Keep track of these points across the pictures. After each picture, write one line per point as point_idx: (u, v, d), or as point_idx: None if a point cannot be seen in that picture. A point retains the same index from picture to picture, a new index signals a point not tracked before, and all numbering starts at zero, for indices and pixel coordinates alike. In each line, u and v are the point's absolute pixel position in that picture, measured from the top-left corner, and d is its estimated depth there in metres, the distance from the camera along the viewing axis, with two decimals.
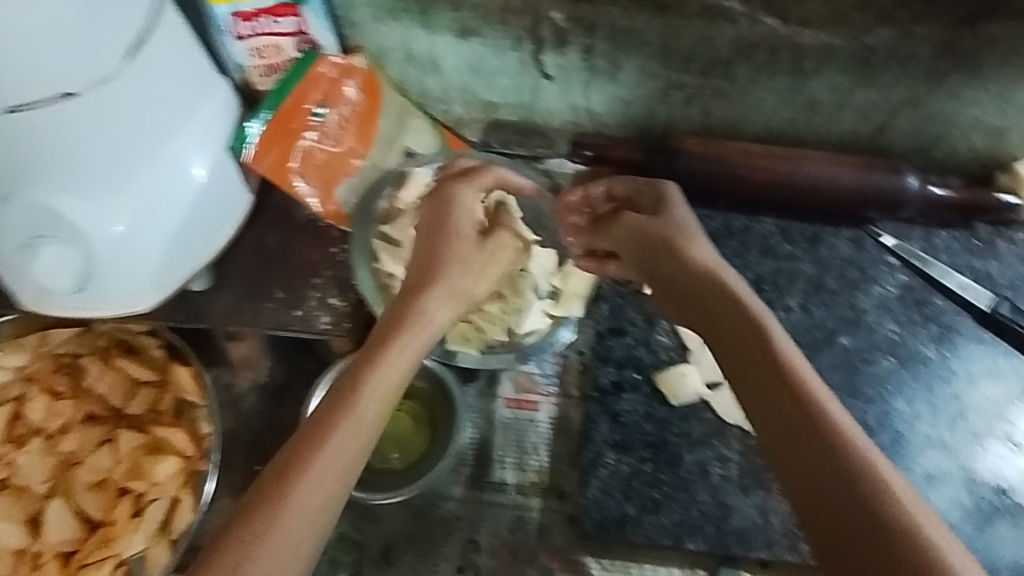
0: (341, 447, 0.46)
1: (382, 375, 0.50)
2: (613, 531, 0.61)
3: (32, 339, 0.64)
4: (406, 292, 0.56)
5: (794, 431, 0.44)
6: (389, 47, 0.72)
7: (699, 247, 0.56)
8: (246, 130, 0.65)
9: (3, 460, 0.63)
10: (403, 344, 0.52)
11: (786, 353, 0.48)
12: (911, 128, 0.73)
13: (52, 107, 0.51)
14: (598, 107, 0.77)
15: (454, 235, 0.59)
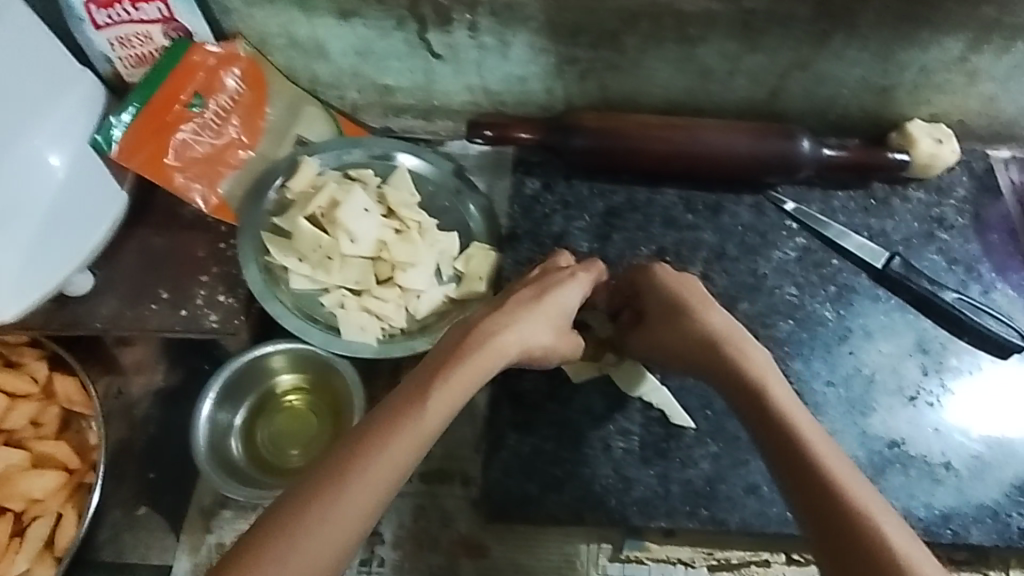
0: (382, 469, 0.44)
1: (448, 392, 0.48)
2: (514, 512, 0.61)
3: None
4: (492, 318, 0.54)
5: (791, 463, 0.45)
6: (270, 34, 0.70)
7: (714, 309, 0.56)
8: (111, 126, 0.63)
9: None
10: (480, 364, 0.51)
11: (780, 400, 0.49)
12: (803, 91, 0.74)
13: None
14: (494, 86, 0.76)
15: (551, 296, 0.57)
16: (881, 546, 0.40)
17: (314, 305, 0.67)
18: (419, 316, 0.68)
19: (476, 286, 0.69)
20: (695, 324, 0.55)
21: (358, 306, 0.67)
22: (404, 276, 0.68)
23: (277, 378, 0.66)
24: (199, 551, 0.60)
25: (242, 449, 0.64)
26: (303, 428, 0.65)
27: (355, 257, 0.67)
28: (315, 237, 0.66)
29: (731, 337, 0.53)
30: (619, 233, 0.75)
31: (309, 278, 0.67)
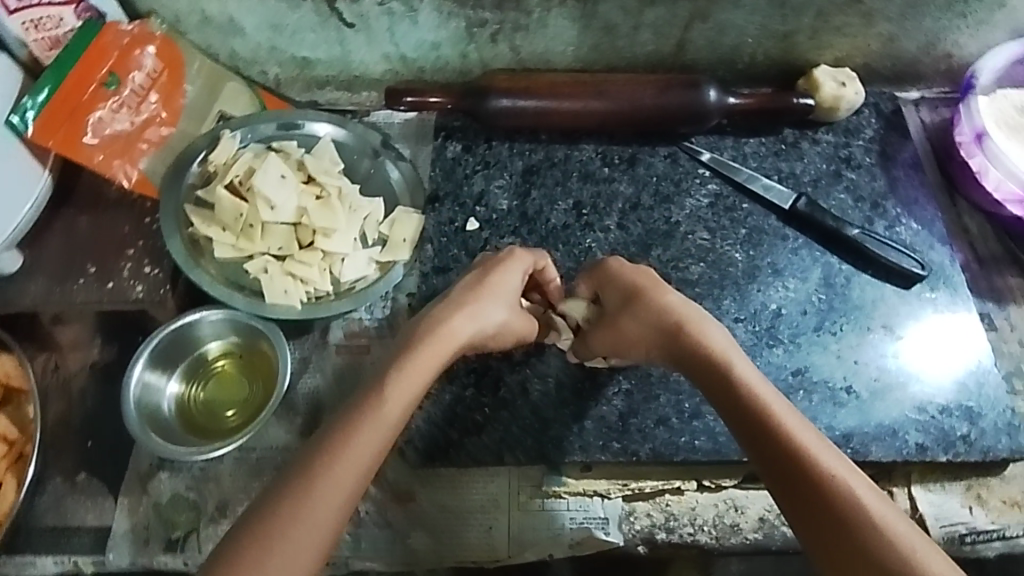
0: (350, 466, 0.47)
1: (411, 377, 0.52)
2: (437, 456, 0.63)
3: None
4: (439, 309, 0.58)
5: (760, 437, 0.49)
6: (183, 11, 0.72)
7: (672, 293, 0.59)
8: (26, 107, 0.65)
9: None
10: (439, 351, 0.54)
11: (743, 377, 0.52)
12: (707, 41, 0.77)
13: None
14: (409, 53, 0.78)
15: (497, 282, 0.61)
16: (853, 511, 0.45)
17: (240, 272, 0.69)
18: (343, 280, 0.70)
19: (400, 248, 0.72)
20: (655, 310, 0.58)
21: (280, 271, 0.69)
22: (325, 241, 0.70)
23: (206, 347, 0.69)
24: (137, 511, 0.62)
25: (175, 412, 0.66)
26: (237, 391, 0.68)
27: (276, 224, 0.69)
28: (235, 206, 0.69)
29: (691, 319, 0.57)
30: (538, 190, 0.76)
31: (233, 246, 0.69)
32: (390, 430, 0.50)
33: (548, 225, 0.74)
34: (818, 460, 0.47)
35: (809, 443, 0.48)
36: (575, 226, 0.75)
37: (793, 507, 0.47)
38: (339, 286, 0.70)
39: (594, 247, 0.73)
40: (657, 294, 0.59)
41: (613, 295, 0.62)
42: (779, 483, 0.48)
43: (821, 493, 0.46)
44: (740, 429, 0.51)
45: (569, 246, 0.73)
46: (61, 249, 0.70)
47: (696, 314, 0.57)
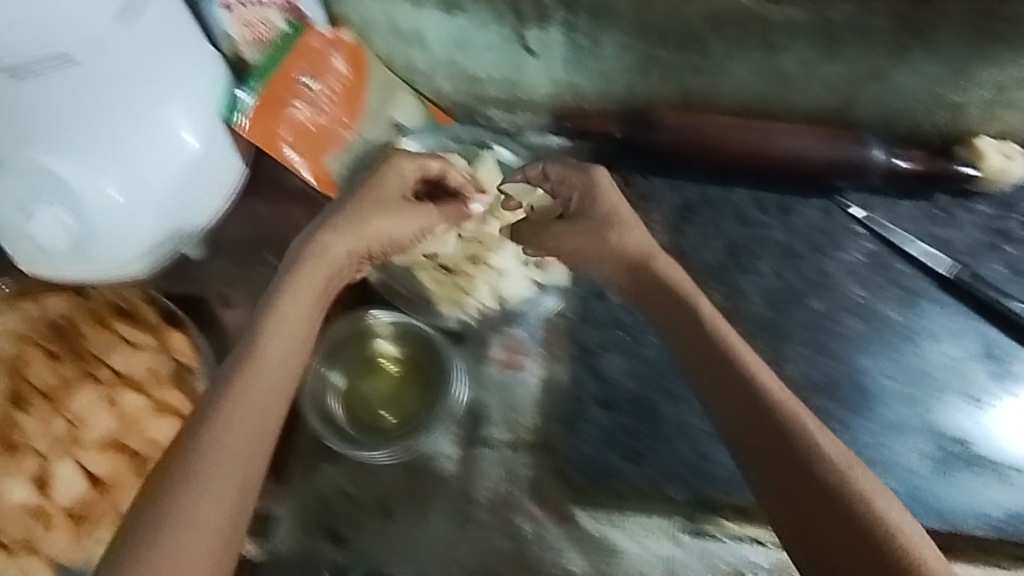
0: (226, 457, 0.51)
1: (294, 323, 0.59)
2: (597, 479, 0.66)
3: (30, 304, 0.66)
4: (319, 228, 0.63)
5: (744, 429, 0.52)
6: (374, 21, 0.75)
7: (636, 225, 0.64)
8: (238, 100, 0.69)
9: (4, 422, 0.63)
10: (309, 288, 0.60)
11: (731, 339, 0.56)
12: (876, 102, 0.78)
13: (49, 71, 0.53)
14: (580, 81, 0.80)
15: (373, 187, 0.65)
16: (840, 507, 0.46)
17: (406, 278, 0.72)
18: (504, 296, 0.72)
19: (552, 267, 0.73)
20: (631, 244, 0.63)
21: (445, 279, 0.72)
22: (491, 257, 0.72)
23: (375, 342, 0.70)
24: (301, 497, 0.66)
25: (343, 415, 0.68)
26: (392, 394, 0.69)
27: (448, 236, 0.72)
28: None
29: (650, 259, 0.62)
30: (693, 228, 0.78)
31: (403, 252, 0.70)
32: (276, 376, 0.56)
33: (704, 264, 0.76)
34: (791, 405, 0.51)
35: (777, 390, 0.53)
36: (730, 267, 0.76)
37: (750, 443, 0.51)
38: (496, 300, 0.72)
39: (748, 289, 0.75)
40: (615, 222, 0.63)
41: (568, 220, 0.65)
42: (750, 421, 0.52)
43: (783, 432, 0.50)
44: (734, 420, 0.53)
45: (723, 287, 0.75)
46: (239, 241, 0.73)
47: (638, 250, 0.62)
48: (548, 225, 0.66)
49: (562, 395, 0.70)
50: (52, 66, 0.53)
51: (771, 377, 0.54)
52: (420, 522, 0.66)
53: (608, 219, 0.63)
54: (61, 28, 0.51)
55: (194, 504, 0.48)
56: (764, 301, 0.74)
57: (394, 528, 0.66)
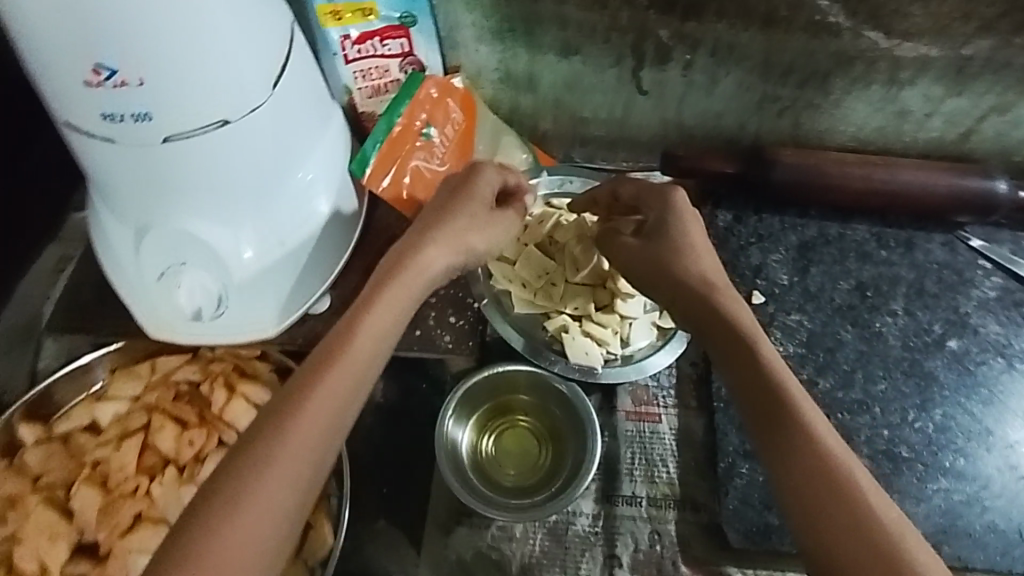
0: (305, 435, 0.46)
1: (380, 316, 0.52)
2: (758, 540, 0.62)
3: (144, 368, 0.66)
4: (410, 240, 0.56)
5: (773, 425, 0.47)
6: (487, 67, 0.74)
7: (705, 254, 0.56)
8: (366, 155, 0.68)
9: (137, 493, 0.60)
10: (410, 278, 0.54)
11: (772, 364, 0.49)
12: (995, 133, 0.76)
13: (207, 137, 0.51)
14: (689, 120, 0.79)
15: (462, 196, 0.58)
16: (873, 527, 0.41)
17: (536, 329, 0.69)
18: (638, 346, 0.69)
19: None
20: (681, 265, 0.55)
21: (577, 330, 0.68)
22: (624, 305, 0.68)
23: (512, 397, 0.68)
24: (440, 567, 0.63)
25: (477, 475, 0.65)
26: (523, 455, 0.68)
27: (577, 284, 0.69)
28: (541, 264, 0.69)
29: (711, 288, 0.53)
30: (817, 267, 0.76)
31: (532, 302, 0.69)
32: (359, 376, 0.49)
33: (833, 304, 0.73)
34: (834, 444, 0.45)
35: (818, 422, 0.46)
36: (860, 307, 0.74)
37: (790, 471, 0.45)
38: (629, 350, 0.69)
39: (884, 331, 0.72)
40: (681, 234, 0.56)
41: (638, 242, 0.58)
42: (778, 456, 0.46)
43: (832, 471, 0.44)
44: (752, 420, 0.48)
45: (857, 327, 0.72)
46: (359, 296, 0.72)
47: (701, 282, 0.54)
48: (615, 236, 0.61)
49: (700, 444, 0.67)
50: (208, 130, 0.51)
51: (792, 381, 0.48)
52: None
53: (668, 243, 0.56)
54: (222, 88, 0.50)
55: (255, 507, 0.44)
56: (901, 343, 0.71)
57: None
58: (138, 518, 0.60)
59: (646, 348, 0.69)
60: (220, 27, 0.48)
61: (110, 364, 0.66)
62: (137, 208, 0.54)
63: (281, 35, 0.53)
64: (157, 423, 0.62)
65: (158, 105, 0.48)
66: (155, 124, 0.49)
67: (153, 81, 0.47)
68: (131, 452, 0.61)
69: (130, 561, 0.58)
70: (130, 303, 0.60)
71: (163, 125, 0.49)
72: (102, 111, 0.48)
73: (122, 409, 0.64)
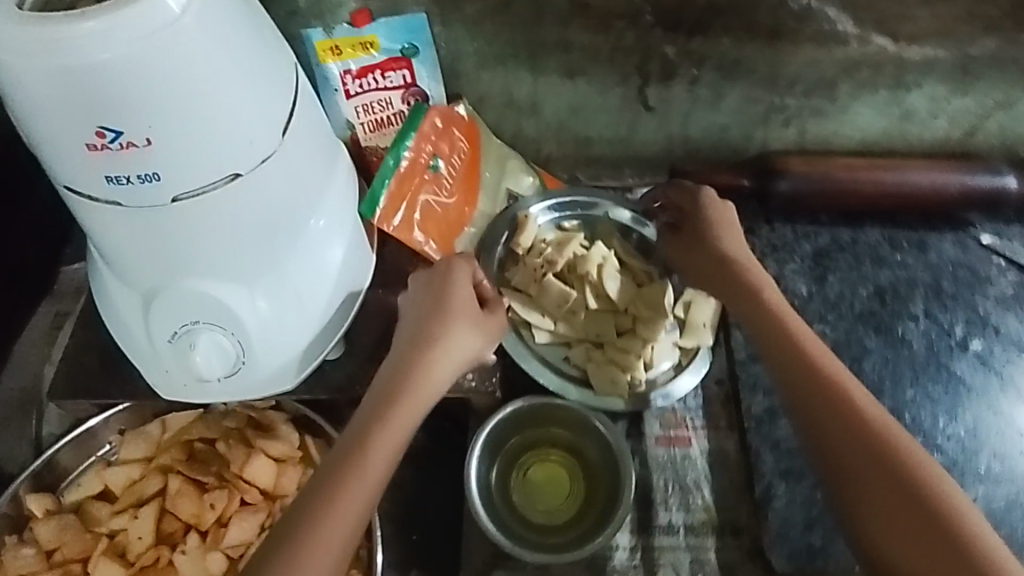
0: (337, 539, 0.46)
1: (393, 431, 0.51)
2: (805, 563, 0.60)
3: (155, 429, 0.63)
4: (414, 348, 0.55)
5: (843, 429, 0.51)
6: (490, 94, 0.73)
7: (761, 272, 0.62)
8: (375, 193, 0.66)
9: (160, 562, 0.58)
10: (422, 394, 0.54)
11: (834, 368, 0.54)
12: (999, 129, 0.77)
13: (217, 193, 0.49)
14: (695, 134, 0.78)
15: (444, 304, 0.57)
16: (951, 518, 0.47)
17: (560, 360, 0.67)
18: (664, 370, 0.67)
19: (704, 331, 0.68)
20: (746, 278, 0.61)
21: (601, 359, 0.67)
22: (648, 330, 0.67)
23: (543, 430, 0.66)
24: None
25: (509, 512, 0.63)
26: (554, 490, 0.65)
27: (598, 311, 0.68)
28: (561, 294, 0.67)
29: (776, 298, 0.60)
30: (834, 274, 0.75)
31: (553, 332, 0.68)
32: (376, 491, 0.49)
33: (854, 311, 0.73)
34: (901, 435, 0.50)
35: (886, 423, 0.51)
36: (881, 313, 0.73)
37: (851, 471, 0.50)
38: (655, 374, 0.67)
39: (907, 336, 0.71)
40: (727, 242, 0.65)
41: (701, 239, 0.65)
42: (851, 451, 0.50)
43: (904, 469, 0.49)
44: (817, 424, 0.52)
45: (881, 334, 0.72)
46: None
47: (758, 284, 0.61)
48: (672, 235, 0.68)
49: (735, 465, 0.65)
50: (220, 192, 0.49)
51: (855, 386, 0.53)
52: None
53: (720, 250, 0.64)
54: (233, 148, 0.48)
55: None
56: (925, 347, 0.71)
57: None
58: None
59: (672, 369, 0.68)
60: (225, 78, 0.46)
61: (121, 424, 0.63)
62: (145, 270, 0.52)
63: (287, 83, 0.52)
64: (174, 485, 0.60)
65: (166, 162, 0.46)
66: (163, 184, 0.47)
67: (160, 139, 0.45)
68: (149, 520, 0.58)
69: None
70: (141, 366, 0.57)
71: (172, 185, 0.47)
72: (107, 174, 0.46)
73: (135, 473, 0.62)
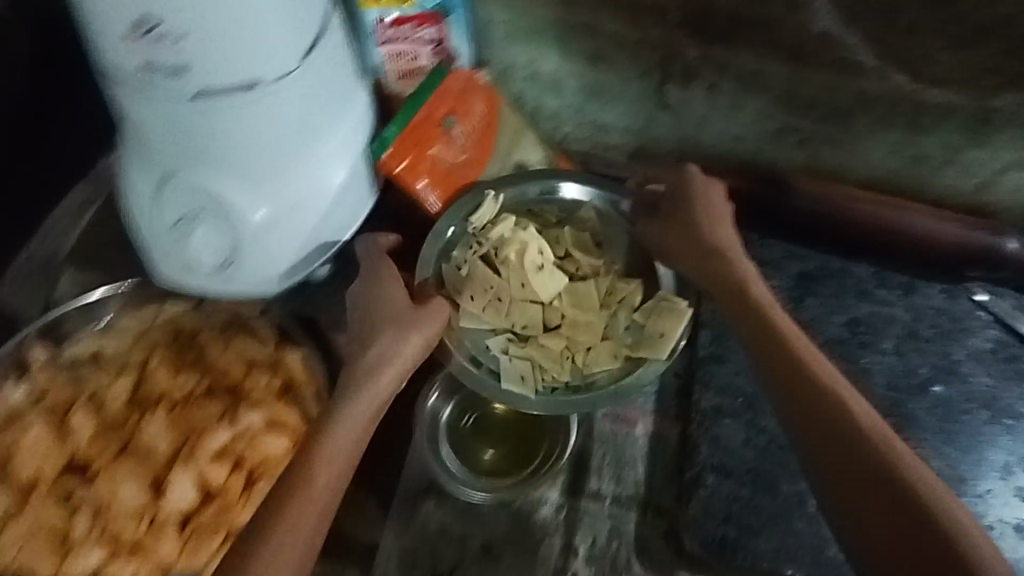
0: (296, 542, 0.49)
1: (335, 448, 0.54)
2: (717, 552, 0.63)
3: (149, 310, 0.68)
4: (355, 368, 0.59)
5: (833, 435, 0.49)
6: (515, 66, 0.77)
7: (749, 272, 0.62)
8: (386, 137, 0.71)
9: (127, 424, 0.63)
10: (364, 411, 0.57)
11: (822, 371, 0.53)
12: (1015, 189, 0.74)
13: (233, 98, 0.54)
14: (707, 140, 0.80)
15: (385, 317, 0.61)
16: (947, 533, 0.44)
17: (482, 345, 0.68)
18: (591, 376, 0.67)
19: (658, 342, 0.65)
20: (733, 275, 0.61)
21: (519, 354, 0.67)
22: (572, 331, 0.69)
23: None
24: (403, 534, 0.63)
25: (452, 450, 0.66)
26: (501, 436, 0.67)
27: (528, 304, 0.69)
28: (489, 278, 0.69)
29: (763, 300, 0.59)
30: (814, 297, 0.77)
31: (478, 317, 0.68)
32: (323, 503, 0.51)
33: (823, 335, 0.75)
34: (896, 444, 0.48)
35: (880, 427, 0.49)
36: (850, 342, 0.75)
37: (843, 485, 0.48)
38: (583, 378, 0.67)
39: (870, 368, 0.73)
40: (715, 228, 0.64)
41: (688, 230, 0.65)
42: (833, 462, 0.49)
43: (899, 480, 0.46)
44: (806, 429, 0.51)
45: (844, 361, 0.73)
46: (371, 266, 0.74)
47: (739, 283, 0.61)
48: (657, 215, 0.67)
49: (674, 455, 0.67)
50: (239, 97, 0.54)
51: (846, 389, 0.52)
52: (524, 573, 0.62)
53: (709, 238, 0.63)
54: (253, 58, 0.53)
55: None
56: (886, 381, 0.72)
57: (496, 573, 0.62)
58: (124, 447, 0.62)
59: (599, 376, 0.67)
60: None
61: (117, 303, 0.69)
62: (164, 157, 0.58)
63: (319, 9, 0.56)
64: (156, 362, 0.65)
65: (192, 60, 0.51)
66: (187, 80, 0.52)
67: (189, 37, 0.50)
68: (126, 386, 0.64)
69: (113, 486, 0.61)
70: (149, 245, 0.64)
71: (194, 82, 0.52)
72: (140, 61, 0.51)
73: (124, 345, 0.67)
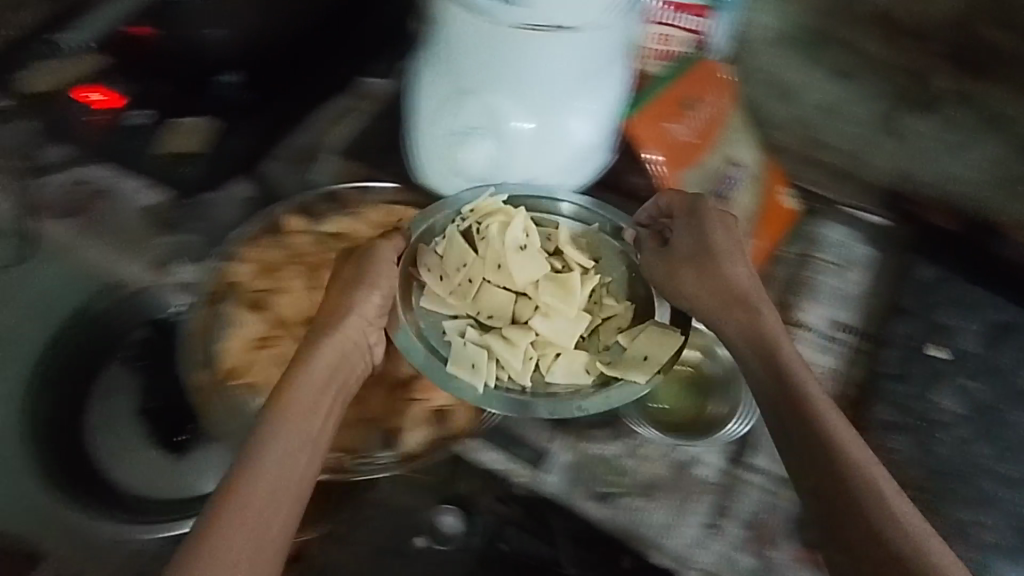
0: (268, 499, 0.52)
1: (289, 417, 0.57)
2: None
3: (399, 210, 0.79)
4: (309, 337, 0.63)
5: (864, 547, 0.49)
6: (758, 70, 0.85)
7: (805, 372, 0.60)
8: (632, 104, 0.79)
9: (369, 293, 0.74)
10: (305, 375, 0.60)
11: (864, 482, 0.52)
12: None
13: (551, 36, 0.63)
14: (925, 175, 0.82)
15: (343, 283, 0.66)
16: None
17: (440, 327, 0.68)
18: (548, 380, 0.65)
19: (637, 364, 0.64)
20: (782, 373, 0.59)
21: (474, 339, 0.65)
22: (541, 324, 0.66)
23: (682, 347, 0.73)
24: (579, 453, 0.68)
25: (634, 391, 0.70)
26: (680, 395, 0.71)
27: (495, 288, 0.67)
28: (461, 254, 0.68)
29: (817, 405, 0.57)
30: (1009, 349, 0.76)
31: (445, 299, 0.68)
32: (298, 474, 0.54)
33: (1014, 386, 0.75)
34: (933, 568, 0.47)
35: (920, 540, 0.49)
36: None
37: None
38: (545, 387, 0.65)
39: None
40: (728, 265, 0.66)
41: (726, 280, 0.65)
42: (817, 492, 0.53)
43: None
44: (833, 531, 0.51)
45: None
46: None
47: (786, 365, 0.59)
48: (660, 248, 0.68)
49: None
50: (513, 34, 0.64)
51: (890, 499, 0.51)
52: (679, 516, 0.66)
53: (734, 282, 0.65)
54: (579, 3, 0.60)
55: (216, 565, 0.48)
56: None
57: (655, 508, 0.66)
58: None
59: (565, 387, 0.66)
60: None
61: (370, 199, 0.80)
62: (467, 76, 0.69)
63: None
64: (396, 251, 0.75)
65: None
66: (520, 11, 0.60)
67: None
68: None
69: None
70: (424, 147, 0.75)
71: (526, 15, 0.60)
72: None
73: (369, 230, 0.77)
